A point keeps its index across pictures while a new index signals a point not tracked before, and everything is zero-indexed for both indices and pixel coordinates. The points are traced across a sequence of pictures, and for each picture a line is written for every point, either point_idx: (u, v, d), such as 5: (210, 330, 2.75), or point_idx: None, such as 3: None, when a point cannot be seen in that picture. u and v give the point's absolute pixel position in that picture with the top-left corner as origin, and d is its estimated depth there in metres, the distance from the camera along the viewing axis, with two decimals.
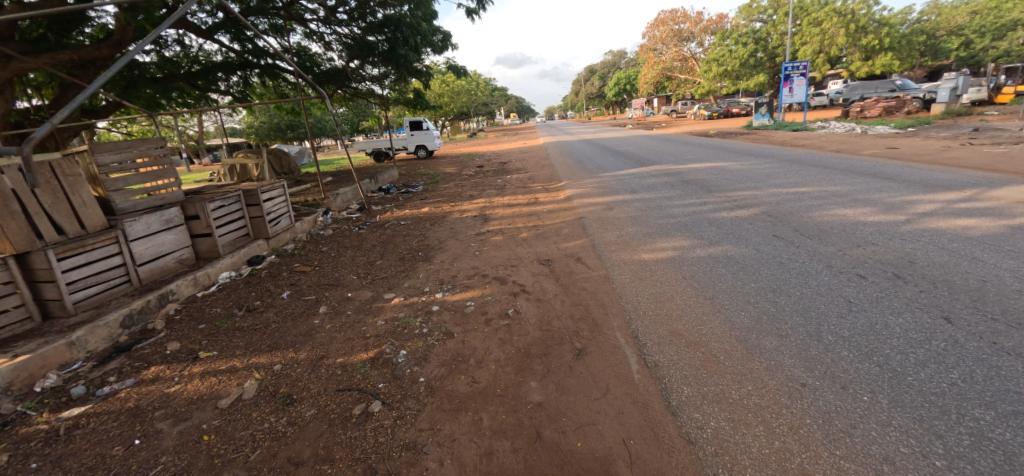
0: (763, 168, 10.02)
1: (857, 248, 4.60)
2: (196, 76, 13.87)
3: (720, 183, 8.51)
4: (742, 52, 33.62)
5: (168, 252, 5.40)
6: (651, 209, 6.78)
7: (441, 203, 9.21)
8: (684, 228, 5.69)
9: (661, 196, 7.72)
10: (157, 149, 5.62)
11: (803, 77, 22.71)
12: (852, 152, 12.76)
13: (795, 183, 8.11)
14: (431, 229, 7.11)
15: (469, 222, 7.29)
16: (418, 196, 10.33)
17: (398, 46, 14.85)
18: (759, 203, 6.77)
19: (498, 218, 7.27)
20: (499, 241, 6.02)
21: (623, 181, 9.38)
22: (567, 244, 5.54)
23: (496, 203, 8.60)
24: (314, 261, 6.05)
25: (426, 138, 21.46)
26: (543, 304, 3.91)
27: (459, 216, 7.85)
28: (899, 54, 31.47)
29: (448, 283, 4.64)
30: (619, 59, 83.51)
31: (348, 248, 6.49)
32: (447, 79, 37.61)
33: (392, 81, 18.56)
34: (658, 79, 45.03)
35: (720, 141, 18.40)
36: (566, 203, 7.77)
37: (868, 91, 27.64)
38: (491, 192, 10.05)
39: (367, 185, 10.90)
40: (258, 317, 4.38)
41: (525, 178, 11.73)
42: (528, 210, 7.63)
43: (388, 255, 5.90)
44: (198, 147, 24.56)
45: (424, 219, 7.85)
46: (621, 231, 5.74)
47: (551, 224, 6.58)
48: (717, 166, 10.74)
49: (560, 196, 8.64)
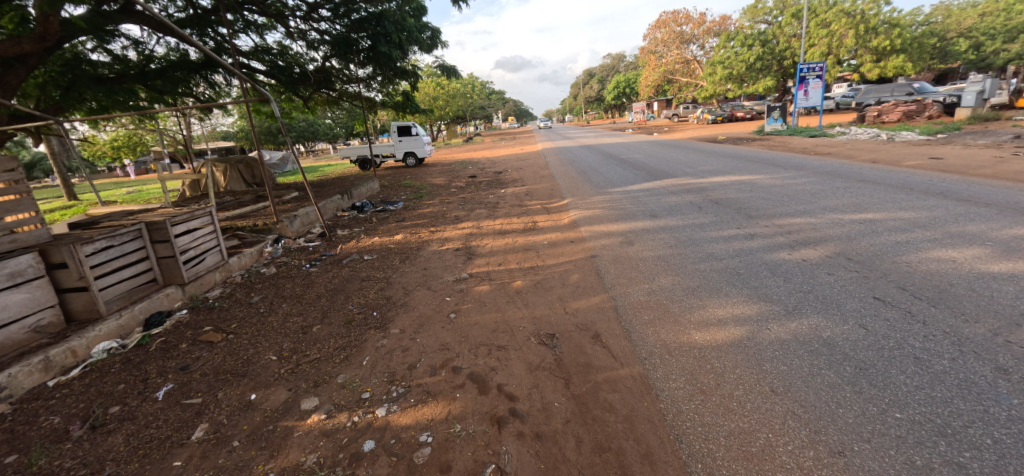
0: (802, 185, 8.45)
1: (1018, 327, 3.04)
2: (152, 77, 12.28)
3: (757, 204, 6.99)
4: (747, 54, 32.24)
5: (13, 319, 3.81)
6: (685, 245, 5.22)
7: (420, 227, 7.60)
8: (739, 280, 4.10)
9: (690, 223, 6.15)
10: (3, 172, 4.11)
11: (819, 79, 21.14)
12: (891, 163, 11.22)
13: (854, 206, 6.55)
14: (399, 267, 5.50)
15: (447, 257, 5.67)
16: (396, 215, 8.78)
17: (380, 43, 13.31)
18: (824, 236, 5.21)
19: (486, 253, 5.69)
20: (484, 296, 4.40)
21: (638, 200, 7.86)
22: (578, 304, 3.97)
23: (485, 229, 6.98)
24: (235, 320, 4.47)
25: (415, 144, 19.85)
26: (546, 447, 2.33)
27: (437, 247, 6.26)
28: (911, 56, 30.05)
29: (399, 383, 3.03)
30: (618, 62, 82.05)
31: (284, 299, 4.87)
32: (441, 82, 36.10)
33: (379, 83, 17.05)
34: (659, 82, 43.55)
35: (734, 148, 16.94)
36: (573, 232, 6.18)
37: (883, 95, 26.08)
38: (481, 211, 8.49)
39: (338, 201, 9.31)
40: (99, 445, 2.82)
41: (522, 192, 10.20)
42: (524, 240, 6.07)
43: (331, 316, 4.29)
44: (177, 152, 23.05)
45: (394, 252, 6.24)
46: (652, 283, 4.14)
47: (556, 266, 4.98)
48: (744, 180, 9.22)
49: (564, 220, 7.04)
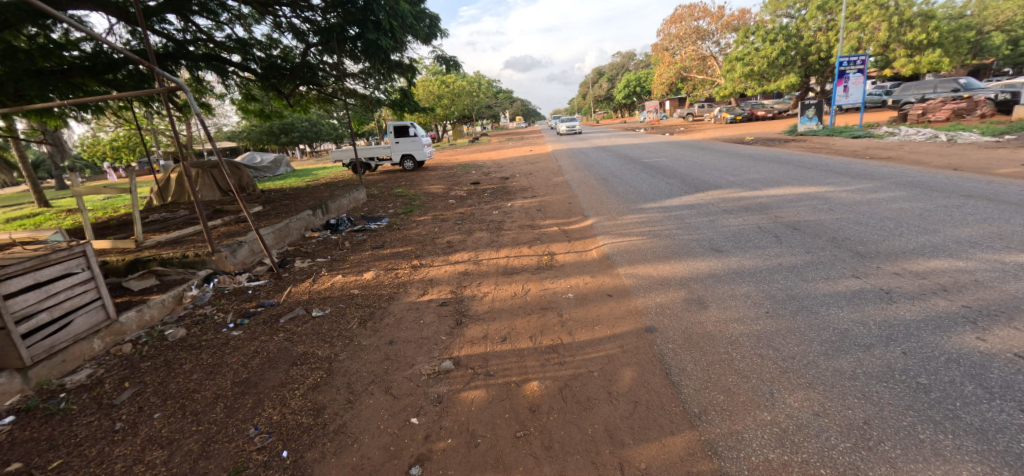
0: (893, 201, 6.55)
1: None
2: (105, 71, 10.64)
3: (856, 233, 5.12)
4: (770, 49, 29.90)
5: None
6: (791, 308, 3.38)
7: (400, 258, 5.76)
8: (935, 408, 2.28)
9: (776, 265, 4.30)
10: None
11: (860, 73, 18.87)
12: (978, 170, 9.19)
13: (1001, 239, 4.64)
14: (353, 338, 3.67)
15: (426, 319, 3.84)
16: (375, 238, 7.00)
17: (368, 31, 11.32)
18: (1012, 299, 3.32)
19: (482, 313, 3.82)
20: (475, 417, 2.59)
21: (685, 222, 6.06)
22: (649, 458, 2.17)
23: (484, 265, 5.12)
24: (68, 448, 2.76)
25: (413, 145, 18.01)
26: None
27: (414, 296, 4.40)
28: (948, 50, 27.57)
29: None
30: (628, 60, 79.75)
31: (161, 402, 3.12)
32: (445, 80, 34.33)
33: (373, 79, 15.14)
34: (673, 80, 41.31)
35: (772, 150, 14.99)
36: (609, 277, 4.33)
37: (924, 92, 23.71)
38: (481, 233, 6.68)
39: (307, 219, 7.56)
40: None
41: (533, 206, 8.37)
42: (540, 290, 4.22)
43: (213, 456, 2.51)
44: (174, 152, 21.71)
45: (355, 304, 4.40)
46: (777, 412, 2.30)
47: (592, 349, 3.15)
48: (811, 194, 7.36)
49: (591, 252, 5.23)
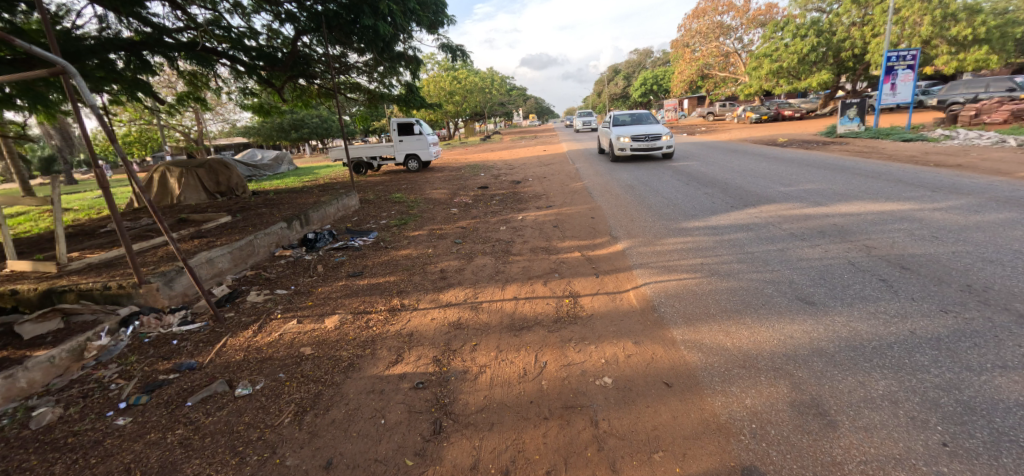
0: (1011, 227, 5.09)
1: None
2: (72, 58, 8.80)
3: (997, 279, 3.70)
4: (801, 45, 27.94)
5: None
6: (984, 441, 2.04)
7: (378, 293, 4.48)
8: None
9: (908, 334, 2.93)
10: None
11: (910, 70, 17.07)
12: None
13: None
14: (275, 452, 2.39)
15: (388, 418, 2.54)
16: (356, 259, 5.75)
17: (365, 15, 9.92)
18: None
19: (474, 413, 2.50)
20: None
21: (748, 252, 4.69)
22: None
23: (484, 313, 3.80)
24: None
25: (418, 144, 16.79)
26: None
27: (381, 369, 3.08)
28: (996, 47, 25.43)
29: None
30: (645, 57, 77.69)
31: None
32: (457, 75, 33.07)
33: (375, 72, 13.82)
34: (694, 78, 39.22)
35: (815, 154, 13.45)
36: (661, 346, 2.99)
37: (974, 92, 21.73)
38: (483, 258, 5.37)
39: (278, 233, 6.32)
40: None
41: (549, 221, 7.05)
42: (560, 366, 2.87)
43: None
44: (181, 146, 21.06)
45: (297, 376, 3.09)
46: None
47: None
48: (898, 213, 5.89)
49: (629, 296, 3.87)
